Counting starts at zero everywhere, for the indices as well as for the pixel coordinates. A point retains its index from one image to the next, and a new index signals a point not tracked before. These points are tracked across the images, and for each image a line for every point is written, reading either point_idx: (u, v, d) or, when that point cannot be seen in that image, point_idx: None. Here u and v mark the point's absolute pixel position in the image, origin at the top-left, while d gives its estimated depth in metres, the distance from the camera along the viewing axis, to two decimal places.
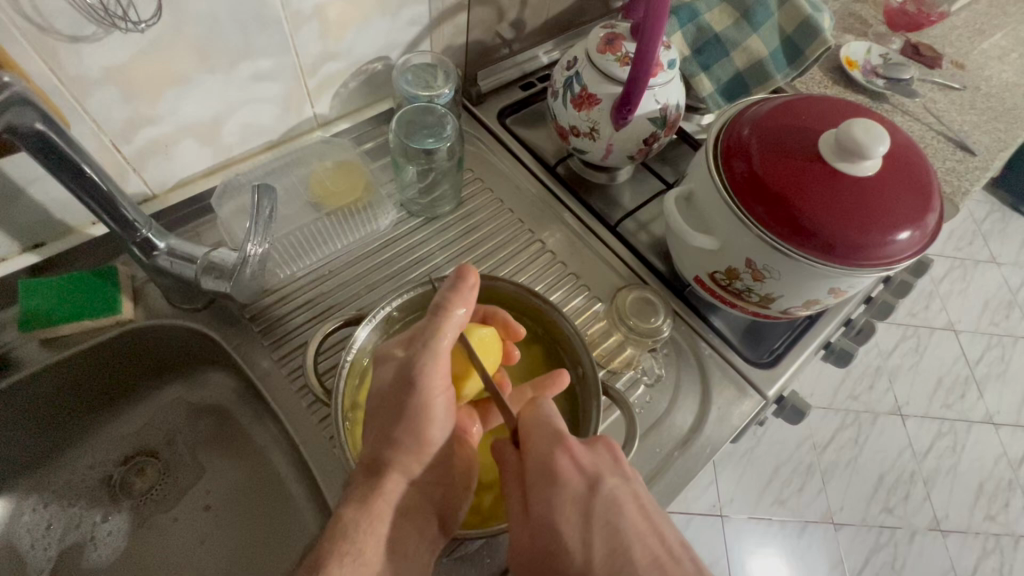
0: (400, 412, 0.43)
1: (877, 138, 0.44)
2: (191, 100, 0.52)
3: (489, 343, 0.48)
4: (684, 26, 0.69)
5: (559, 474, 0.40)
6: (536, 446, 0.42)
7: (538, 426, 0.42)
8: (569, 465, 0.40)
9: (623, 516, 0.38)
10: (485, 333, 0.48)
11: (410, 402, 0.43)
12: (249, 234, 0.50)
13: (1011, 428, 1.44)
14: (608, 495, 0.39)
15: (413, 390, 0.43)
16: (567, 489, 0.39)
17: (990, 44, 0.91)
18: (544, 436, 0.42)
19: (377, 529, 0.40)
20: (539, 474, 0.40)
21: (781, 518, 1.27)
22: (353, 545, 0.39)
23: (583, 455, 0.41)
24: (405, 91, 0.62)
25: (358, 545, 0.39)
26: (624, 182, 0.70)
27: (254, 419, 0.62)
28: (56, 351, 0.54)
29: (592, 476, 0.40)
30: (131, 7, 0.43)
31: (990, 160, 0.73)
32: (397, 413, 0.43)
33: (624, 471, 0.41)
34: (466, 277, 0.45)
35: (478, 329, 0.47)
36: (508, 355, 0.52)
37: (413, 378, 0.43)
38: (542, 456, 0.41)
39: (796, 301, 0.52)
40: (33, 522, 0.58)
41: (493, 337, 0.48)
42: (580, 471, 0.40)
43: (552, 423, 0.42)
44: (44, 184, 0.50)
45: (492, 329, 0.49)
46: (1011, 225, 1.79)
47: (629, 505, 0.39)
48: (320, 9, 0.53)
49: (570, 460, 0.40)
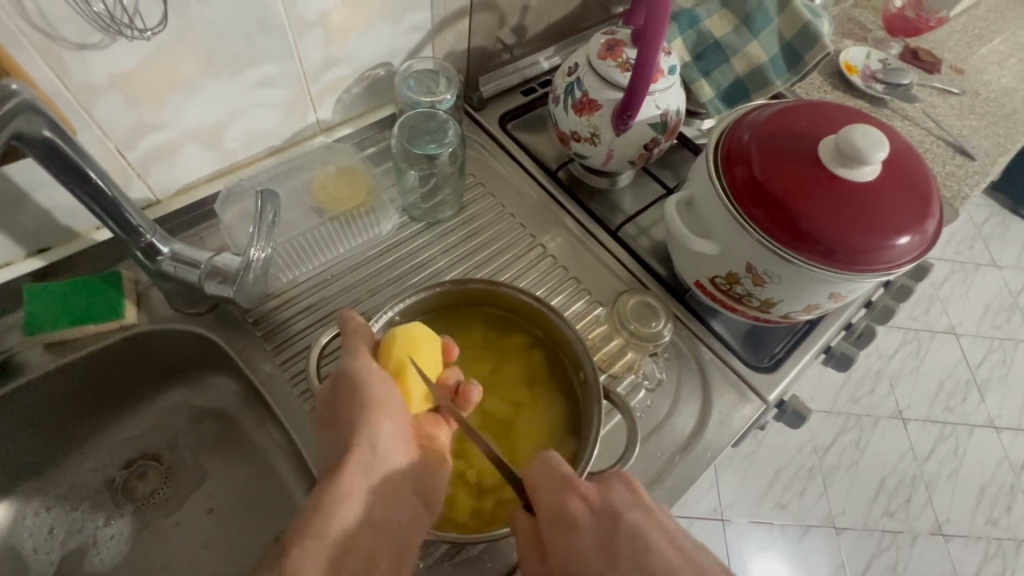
0: (347, 406, 0.42)
1: (876, 143, 0.45)
2: (195, 105, 0.52)
3: (417, 339, 0.46)
4: (684, 32, 0.69)
5: (573, 518, 0.38)
6: (544, 495, 0.40)
7: (546, 475, 0.41)
8: (581, 507, 0.38)
9: (648, 547, 0.34)
10: (409, 330, 0.46)
11: (354, 400, 0.42)
12: (253, 238, 0.51)
13: (1013, 431, 1.44)
14: (630, 528, 0.36)
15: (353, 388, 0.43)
16: (586, 532, 0.37)
17: (989, 50, 0.92)
18: (552, 484, 0.40)
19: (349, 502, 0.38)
20: (552, 523, 0.38)
21: (782, 522, 1.26)
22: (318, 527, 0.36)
23: (594, 494, 0.39)
24: (407, 97, 0.63)
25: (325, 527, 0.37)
26: (626, 187, 0.70)
27: (255, 423, 0.62)
28: (58, 356, 0.54)
29: (609, 514, 0.37)
30: (137, 14, 0.43)
31: (990, 164, 0.74)
32: (342, 410, 0.42)
33: (642, 501, 0.38)
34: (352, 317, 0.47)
35: (401, 329, 0.46)
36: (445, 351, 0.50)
37: (355, 378, 0.43)
38: (551, 507, 0.39)
39: (796, 306, 0.52)
40: (35, 526, 0.58)
41: (421, 331, 0.47)
42: (594, 509, 0.38)
43: (558, 469, 0.41)
44: (51, 190, 0.50)
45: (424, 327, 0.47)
46: (1012, 228, 1.79)
47: (654, 532, 0.35)
48: (323, 16, 0.54)
49: (581, 501, 0.38)
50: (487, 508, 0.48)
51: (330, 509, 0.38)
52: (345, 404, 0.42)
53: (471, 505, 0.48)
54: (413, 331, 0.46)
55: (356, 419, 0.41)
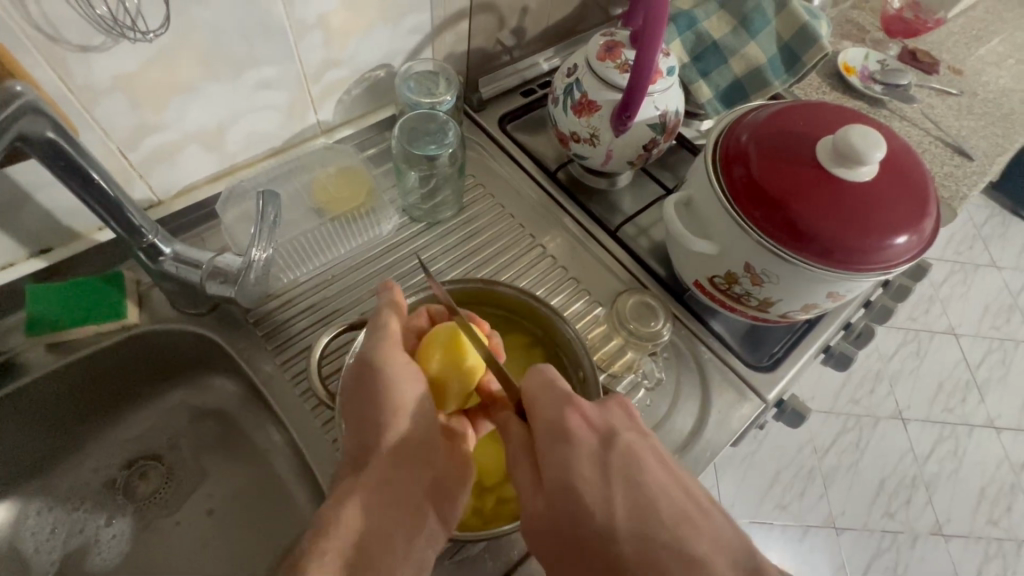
0: (368, 396, 0.45)
1: (873, 143, 0.45)
2: (198, 107, 0.53)
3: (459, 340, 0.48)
4: (683, 33, 0.70)
5: (570, 430, 0.39)
6: (544, 410, 0.40)
7: (544, 391, 0.41)
8: (579, 422, 0.40)
9: (642, 468, 0.38)
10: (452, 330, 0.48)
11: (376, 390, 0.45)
12: (254, 239, 0.51)
13: (1013, 432, 1.44)
14: (625, 447, 0.38)
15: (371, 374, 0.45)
16: (584, 445, 0.39)
17: (987, 51, 0.92)
18: (551, 399, 0.41)
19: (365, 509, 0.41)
20: (549, 436, 0.39)
21: (782, 522, 1.27)
22: (331, 539, 0.39)
23: (592, 413, 0.40)
24: (408, 99, 0.63)
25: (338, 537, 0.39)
26: (625, 188, 0.70)
27: (255, 424, 0.62)
28: (60, 356, 0.54)
29: (605, 432, 0.39)
30: (138, 17, 0.43)
31: (988, 164, 0.74)
32: (363, 398, 0.45)
33: (638, 426, 0.41)
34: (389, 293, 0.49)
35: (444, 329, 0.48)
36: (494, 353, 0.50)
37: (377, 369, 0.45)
38: (550, 420, 0.40)
39: (795, 305, 0.52)
40: (37, 526, 0.58)
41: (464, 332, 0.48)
42: (591, 427, 0.40)
43: (557, 385, 0.42)
44: (53, 191, 0.51)
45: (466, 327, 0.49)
46: (1011, 229, 1.79)
47: (647, 457, 0.38)
48: (323, 18, 0.54)
49: (581, 417, 0.40)
50: (487, 506, 0.49)
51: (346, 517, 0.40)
52: (368, 402, 0.45)
53: (472, 505, 0.49)
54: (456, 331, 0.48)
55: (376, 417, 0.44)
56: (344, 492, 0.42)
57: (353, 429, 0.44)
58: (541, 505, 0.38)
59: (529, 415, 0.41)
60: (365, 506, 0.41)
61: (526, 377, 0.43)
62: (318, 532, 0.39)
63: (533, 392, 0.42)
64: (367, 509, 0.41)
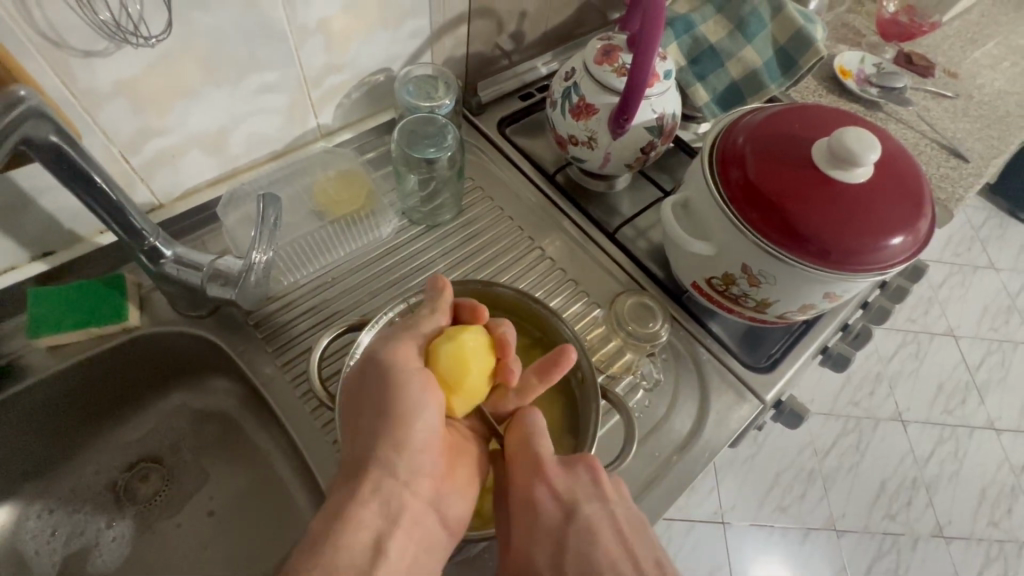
0: (374, 408, 0.44)
1: (868, 145, 0.46)
2: (199, 112, 0.53)
3: (467, 351, 0.45)
4: (680, 37, 0.70)
5: (536, 502, 0.44)
6: (518, 473, 0.45)
7: (523, 450, 0.46)
8: (545, 494, 0.44)
9: (595, 543, 0.42)
10: (454, 346, 0.45)
11: (388, 400, 0.44)
12: (255, 242, 0.52)
13: (1013, 433, 1.44)
14: (584, 522, 0.43)
15: (389, 382, 0.44)
16: (545, 517, 0.43)
17: (982, 53, 0.93)
18: (527, 461, 0.45)
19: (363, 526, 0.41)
20: (519, 505, 0.45)
21: (783, 525, 1.27)
22: (329, 555, 0.39)
23: (560, 482, 0.44)
24: (407, 103, 0.64)
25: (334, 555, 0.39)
26: (623, 190, 0.71)
27: (256, 426, 0.63)
28: (61, 359, 0.55)
29: (568, 506, 0.43)
30: (141, 22, 0.44)
31: (984, 166, 0.74)
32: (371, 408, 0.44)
33: (601, 492, 0.43)
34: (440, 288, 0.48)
35: (446, 345, 0.45)
36: (502, 347, 0.48)
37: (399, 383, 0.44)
38: (523, 485, 0.45)
39: (792, 306, 0.53)
40: (39, 528, 0.58)
41: (467, 345, 0.45)
42: (557, 500, 0.44)
43: (536, 445, 0.45)
44: (56, 194, 0.51)
45: (472, 337, 0.46)
46: (1010, 231, 1.80)
47: (602, 530, 0.42)
48: (324, 23, 0.55)
49: (548, 491, 0.44)
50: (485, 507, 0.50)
51: (345, 534, 0.40)
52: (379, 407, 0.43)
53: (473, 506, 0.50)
54: (459, 348, 0.45)
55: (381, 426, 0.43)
56: (340, 505, 0.41)
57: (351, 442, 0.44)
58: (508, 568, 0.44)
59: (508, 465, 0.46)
60: (362, 521, 0.41)
61: (514, 427, 0.47)
62: (315, 552, 0.39)
63: (514, 446, 0.46)
64: (363, 525, 0.41)
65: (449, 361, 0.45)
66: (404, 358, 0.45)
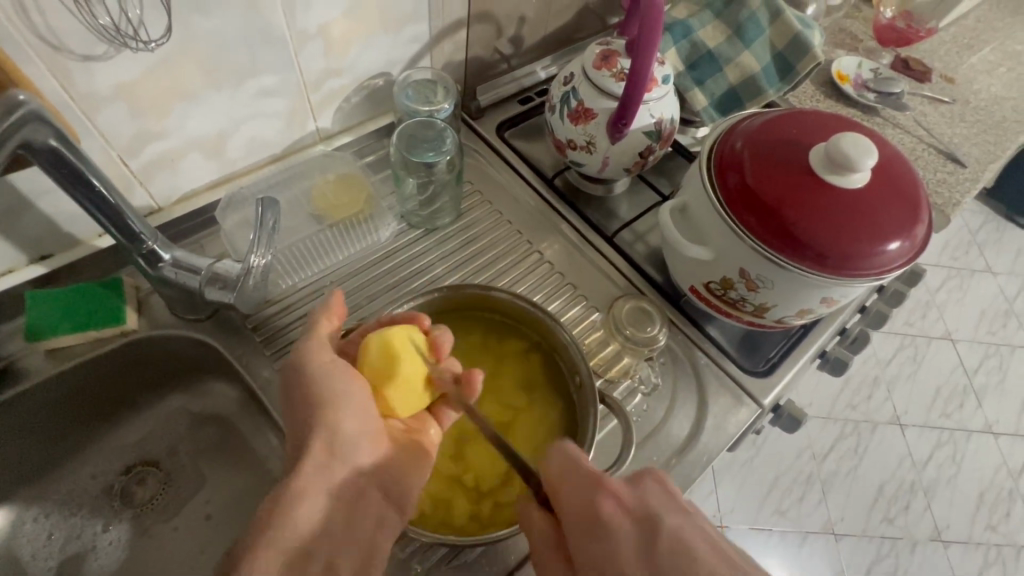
0: (302, 404, 0.44)
1: (865, 151, 0.46)
2: (198, 115, 0.53)
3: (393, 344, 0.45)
4: (677, 42, 0.71)
5: (604, 517, 0.38)
6: (570, 494, 0.40)
7: (570, 472, 0.41)
8: (614, 509, 0.39)
9: (691, 547, 0.35)
10: (381, 338, 0.46)
11: (307, 394, 0.44)
12: (253, 246, 0.52)
13: (1011, 437, 1.44)
14: (670, 527, 0.37)
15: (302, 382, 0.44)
16: (620, 532, 0.38)
17: (979, 59, 0.93)
18: (578, 481, 0.41)
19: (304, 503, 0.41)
20: (584, 528, 0.39)
21: (781, 528, 1.27)
22: (272, 531, 0.39)
23: (627, 495, 0.40)
24: (406, 107, 0.64)
25: (280, 532, 0.39)
26: (622, 194, 0.71)
27: (254, 430, 0.63)
28: (59, 362, 0.55)
29: (646, 515, 0.38)
30: (141, 27, 0.44)
31: (981, 171, 0.75)
32: (297, 408, 0.45)
33: (678, 503, 0.39)
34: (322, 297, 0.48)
35: (374, 337, 0.46)
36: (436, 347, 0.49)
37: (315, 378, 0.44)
38: (581, 506, 0.39)
39: (790, 310, 0.53)
40: (34, 532, 0.58)
41: (395, 338, 0.46)
42: (627, 512, 0.39)
43: (582, 465, 0.41)
44: (54, 198, 0.51)
45: (399, 331, 0.46)
46: (1007, 235, 1.80)
47: (694, 535, 0.36)
48: (323, 28, 0.55)
49: (615, 501, 0.39)
50: (484, 512, 0.49)
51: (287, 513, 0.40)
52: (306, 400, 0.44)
53: (468, 511, 0.49)
54: (385, 339, 0.45)
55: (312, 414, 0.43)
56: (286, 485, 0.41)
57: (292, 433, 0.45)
58: None
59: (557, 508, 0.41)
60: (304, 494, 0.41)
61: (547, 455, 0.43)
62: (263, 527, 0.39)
63: (555, 475, 0.41)
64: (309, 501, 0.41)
65: (379, 351, 0.45)
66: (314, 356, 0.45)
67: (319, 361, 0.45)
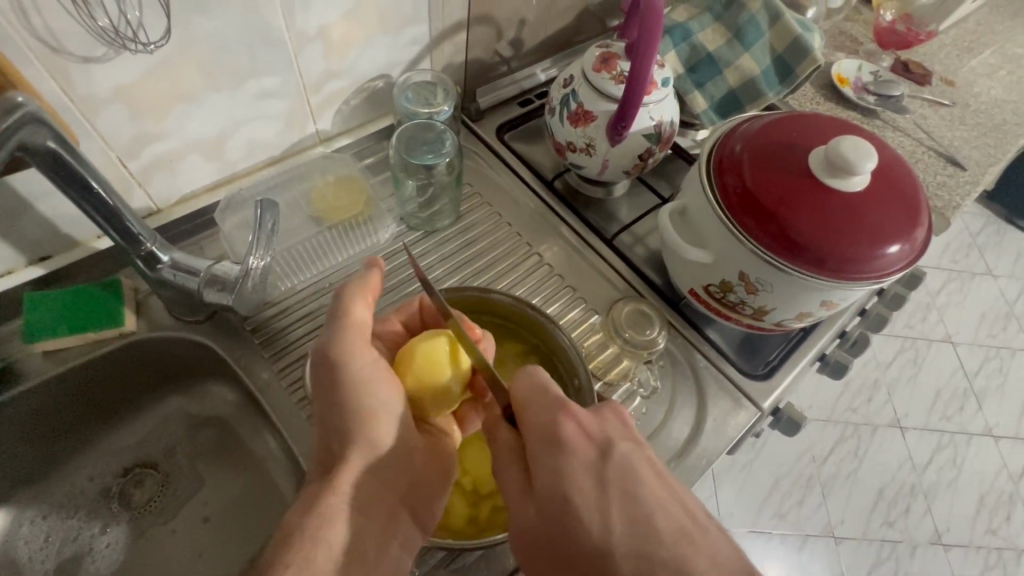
0: (333, 397, 0.45)
1: (865, 154, 0.46)
2: (198, 117, 0.53)
3: (437, 355, 0.47)
4: (677, 45, 0.71)
5: (564, 439, 0.39)
6: (534, 416, 0.40)
7: (535, 394, 0.41)
8: (574, 432, 0.39)
9: (640, 483, 0.37)
10: (429, 347, 0.48)
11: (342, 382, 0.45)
12: (251, 246, 0.52)
13: (1011, 440, 1.44)
14: (622, 460, 0.38)
15: (335, 368, 0.45)
16: (578, 457, 0.38)
17: (979, 62, 0.93)
18: (543, 404, 0.40)
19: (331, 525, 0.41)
20: (541, 444, 0.39)
21: (781, 531, 1.26)
22: (301, 555, 0.39)
23: (591, 424, 0.40)
24: (405, 109, 0.64)
25: (307, 553, 0.39)
26: (622, 197, 0.71)
27: (253, 432, 0.62)
28: (58, 363, 0.55)
29: (602, 442, 0.39)
30: (140, 29, 0.44)
31: (981, 175, 0.75)
32: (327, 397, 0.46)
33: (632, 435, 0.41)
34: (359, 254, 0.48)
35: (421, 345, 0.48)
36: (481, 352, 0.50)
37: (346, 361, 0.45)
38: (542, 425, 0.40)
39: (789, 314, 0.53)
40: (31, 535, 0.58)
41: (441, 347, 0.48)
42: (589, 439, 0.39)
43: (550, 390, 0.41)
44: (52, 199, 0.51)
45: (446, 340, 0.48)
46: (1007, 238, 1.80)
47: (644, 470, 0.38)
48: (323, 30, 0.55)
49: (577, 426, 0.39)
50: (483, 514, 0.49)
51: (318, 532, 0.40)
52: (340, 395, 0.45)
53: (466, 514, 0.49)
54: (432, 349, 0.48)
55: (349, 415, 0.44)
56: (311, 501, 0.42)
57: (323, 438, 0.45)
58: (537, 521, 0.38)
59: (521, 419, 0.41)
60: (334, 515, 0.41)
61: (513, 380, 0.43)
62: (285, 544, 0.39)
63: (522, 394, 0.42)
64: (339, 519, 0.42)
65: (423, 361, 0.47)
66: (346, 341, 0.45)
67: (352, 347, 0.46)
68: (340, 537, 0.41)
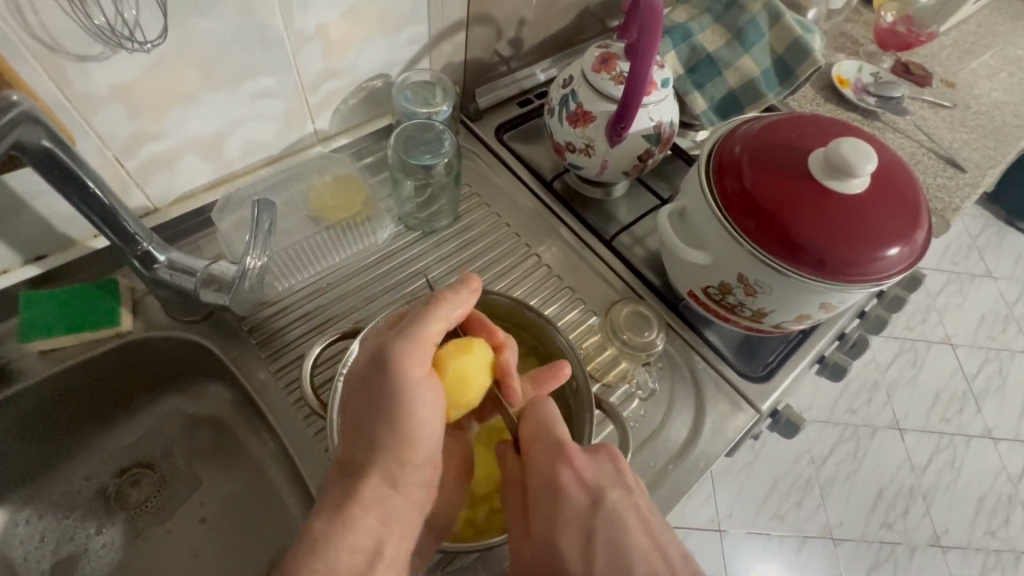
0: (374, 400, 0.43)
1: (864, 156, 0.46)
2: (197, 116, 0.53)
3: (469, 371, 0.46)
4: (677, 45, 0.71)
5: (561, 487, 0.41)
6: (537, 458, 0.42)
7: (540, 435, 0.43)
8: (570, 479, 0.41)
9: (624, 532, 0.39)
10: (459, 365, 0.45)
11: (383, 387, 0.42)
12: (249, 247, 0.51)
13: (1010, 442, 1.44)
14: (610, 510, 0.40)
15: (385, 373, 0.42)
16: (572, 505, 0.40)
17: (979, 63, 0.93)
18: (545, 448, 0.43)
19: (348, 531, 0.41)
20: (540, 486, 0.41)
21: (780, 532, 1.26)
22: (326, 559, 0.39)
23: (586, 469, 0.42)
24: (404, 109, 0.64)
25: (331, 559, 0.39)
26: (621, 197, 0.71)
27: (250, 432, 0.62)
28: (54, 362, 0.54)
29: (594, 491, 0.41)
30: (137, 28, 0.44)
31: (980, 176, 0.74)
32: (363, 399, 0.43)
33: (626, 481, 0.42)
34: (470, 282, 0.47)
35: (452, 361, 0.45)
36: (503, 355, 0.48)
37: (393, 367, 0.42)
38: (543, 467, 0.42)
39: (788, 315, 0.52)
40: (27, 535, 0.58)
41: (471, 364, 0.46)
42: (583, 487, 0.41)
43: (556, 430, 0.43)
44: (49, 198, 0.51)
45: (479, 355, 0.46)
46: (1007, 240, 1.80)
47: (630, 520, 0.40)
48: (321, 29, 0.55)
49: (573, 474, 0.41)
50: (479, 517, 0.49)
51: (336, 536, 0.40)
52: (380, 399, 0.43)
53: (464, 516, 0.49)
54: (463, 367, 0.45)
55: (382, 419, 0.43)
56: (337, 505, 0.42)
57: (348, 440, 0.44)
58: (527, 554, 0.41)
59: (526, 452, 0.44)
60: (352, 523, 0.41)
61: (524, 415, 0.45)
62: (314, 551, 0.39)
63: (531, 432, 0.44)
64: (361, 527, 0.41)
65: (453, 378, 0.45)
66: (405, 346, 0.43)
67: (408, 353, 0.43)
68: (361, 542, 0.41)
